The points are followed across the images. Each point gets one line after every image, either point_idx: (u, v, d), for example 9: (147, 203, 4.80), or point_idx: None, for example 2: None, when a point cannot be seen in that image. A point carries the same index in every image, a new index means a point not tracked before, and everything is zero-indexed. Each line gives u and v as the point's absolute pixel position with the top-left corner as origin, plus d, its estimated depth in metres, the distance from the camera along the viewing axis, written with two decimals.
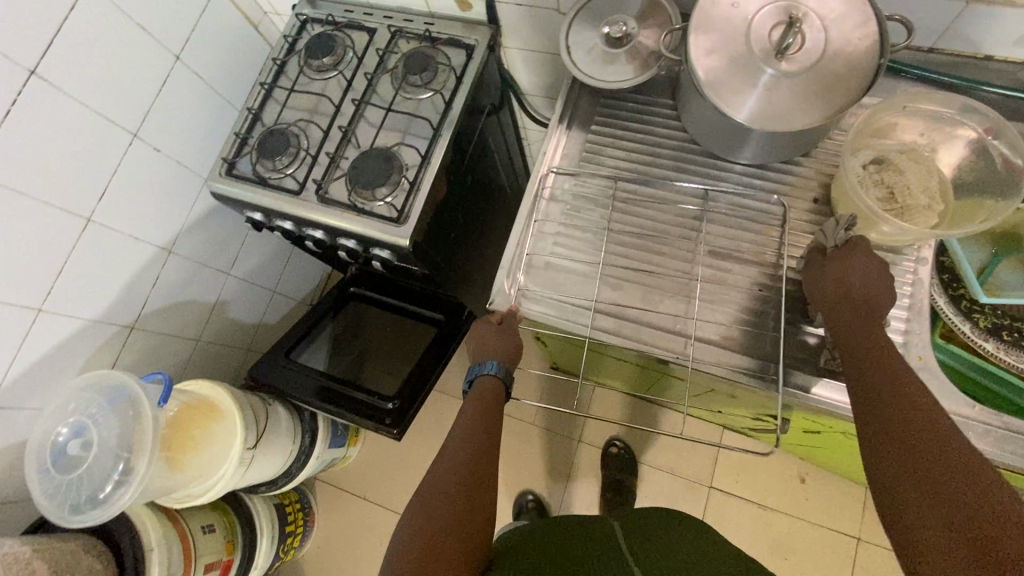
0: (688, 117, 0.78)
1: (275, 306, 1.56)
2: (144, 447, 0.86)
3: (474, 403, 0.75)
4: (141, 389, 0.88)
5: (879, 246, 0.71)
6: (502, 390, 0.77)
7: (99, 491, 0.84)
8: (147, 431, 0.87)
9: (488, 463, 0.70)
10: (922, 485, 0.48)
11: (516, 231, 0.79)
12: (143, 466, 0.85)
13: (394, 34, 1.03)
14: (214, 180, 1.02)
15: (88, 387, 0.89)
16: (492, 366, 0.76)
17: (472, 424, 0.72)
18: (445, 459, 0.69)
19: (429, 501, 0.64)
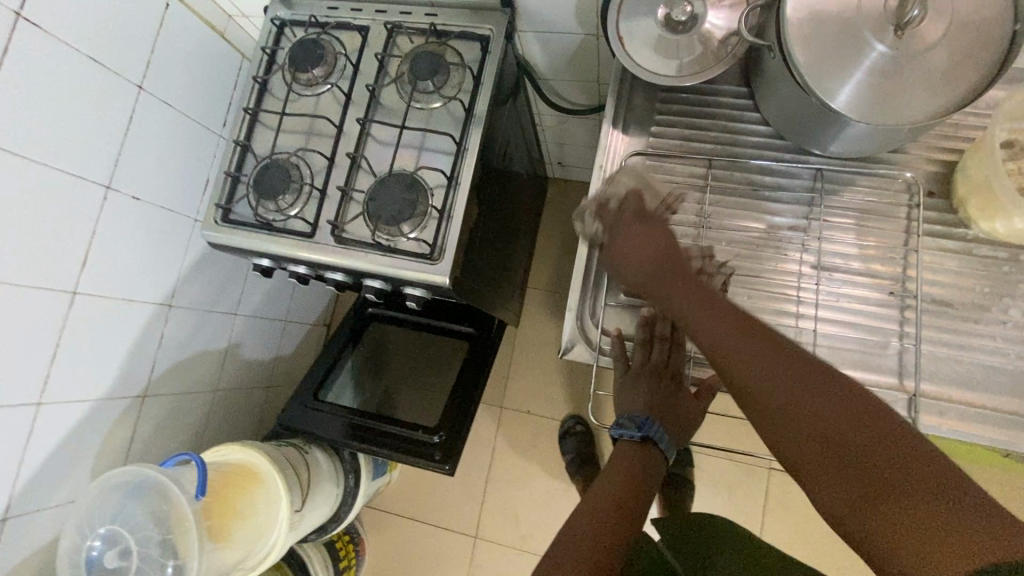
0: (770, 108, 0.66)
1: (289, 335, 1.44)
2: (189, 545, 0.77)
3: (614, 460, 0.64)
4: (172, 482, 0.79)
5: (1011, 244, 0.61)
6: (656, 451, 0.65)
7: None
8: (189, 527, 0.78)
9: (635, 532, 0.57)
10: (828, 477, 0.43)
11: (581, 268, 0.68)
12: (193, 565, 0.77)
13: (391, 32, 0.88)
14: (210, 229, 0.88)
15: (116, 488, 0.79)
16: (648, 427, 0.63)
17: (619, 476, 0.61)
18: (588, 510, 0.58)
19: (571, 552, 0.53)
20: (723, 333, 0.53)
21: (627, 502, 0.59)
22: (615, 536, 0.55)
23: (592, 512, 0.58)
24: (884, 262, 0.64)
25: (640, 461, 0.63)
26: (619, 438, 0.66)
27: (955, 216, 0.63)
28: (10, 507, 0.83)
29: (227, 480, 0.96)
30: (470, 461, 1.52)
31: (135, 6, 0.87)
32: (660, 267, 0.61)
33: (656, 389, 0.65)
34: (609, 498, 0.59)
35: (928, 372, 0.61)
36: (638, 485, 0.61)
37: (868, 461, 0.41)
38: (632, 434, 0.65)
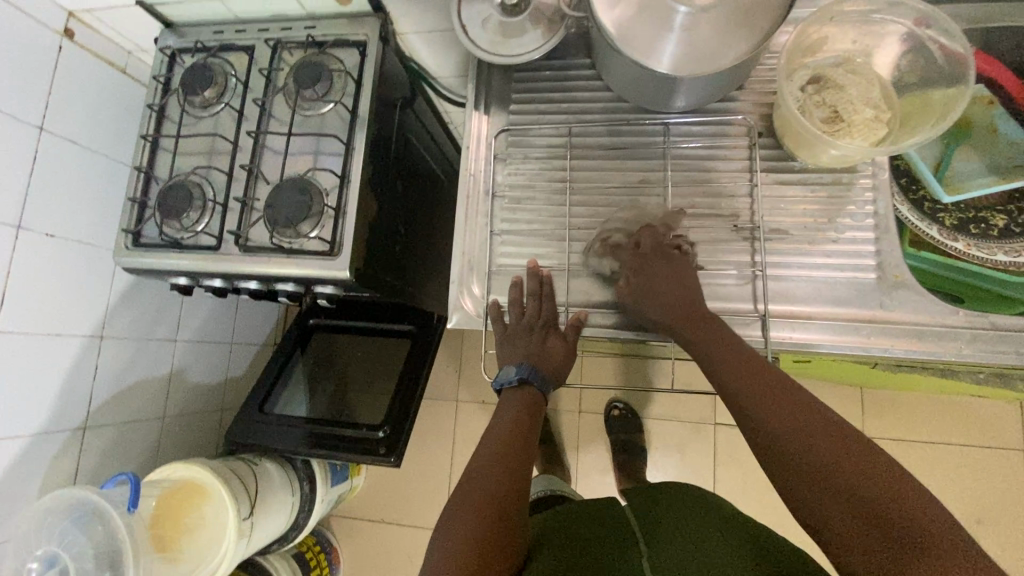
0: (609, 74, 0.72)
1: (237, 357, 1.47)
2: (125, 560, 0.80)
3: (500, 409, 0.68)
4: (103, 501, 0.81)
5: (832, 169, 0.67)
6: (537, 394, 0.68)
7: None
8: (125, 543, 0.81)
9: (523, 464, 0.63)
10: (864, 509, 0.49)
11: (457, 242, 0.73)
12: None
13: (274, 48, 0.92)
14: (122, 255, 0.92)
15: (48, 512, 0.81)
16: (519, 370, 0.68)
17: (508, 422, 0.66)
18: (483, 452, 0.64)
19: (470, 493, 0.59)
20: (743, 387, 0.58)
21: (518, 452, 0.63)
22: (508, 490, 0.60)
23: (487, 464, 0.62)
24: (727, 200, 0.69)
25: (524, 405, 0.68)
26: (501, 388, 0.70)
27: (783, 151, 0.69)
28: None
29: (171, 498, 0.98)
30: (432, 457, 1.55)
31: (24, 50, 0.91)
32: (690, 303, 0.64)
33: (530, 336, 0.69)
34: (502, 448, 0.63)
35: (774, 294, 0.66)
36: (526, 425, 0.66)
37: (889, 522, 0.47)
38: (512, 378, 0.68)
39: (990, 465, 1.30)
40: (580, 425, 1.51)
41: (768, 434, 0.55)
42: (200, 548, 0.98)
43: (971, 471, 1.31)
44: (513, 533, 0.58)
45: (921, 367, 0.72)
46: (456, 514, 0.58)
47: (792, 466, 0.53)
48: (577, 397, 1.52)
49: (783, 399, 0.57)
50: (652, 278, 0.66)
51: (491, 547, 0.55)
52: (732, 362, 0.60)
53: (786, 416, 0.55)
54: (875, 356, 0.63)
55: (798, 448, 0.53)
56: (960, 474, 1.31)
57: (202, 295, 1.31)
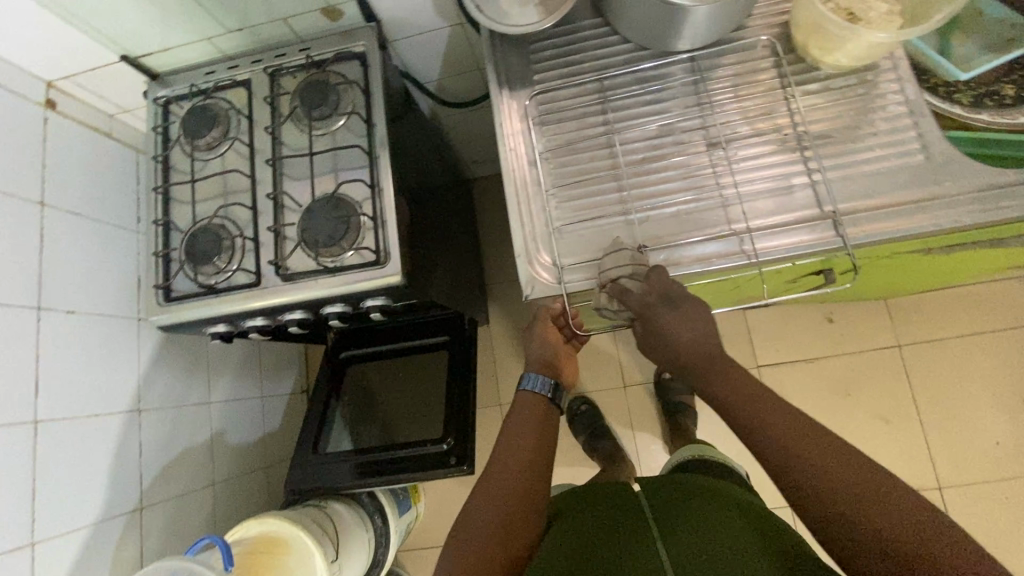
0: (624, 25, 0.74)
1: (271, 410, 1.41)
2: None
3: (518, 407, 0.81)
4: (200, 566, 0.76)
5: (856, 68, 0.71)
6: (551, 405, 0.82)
7: None
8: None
9: (542, 457, 0.77)
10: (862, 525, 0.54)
11: (515, 215, 0.73)
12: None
13: (273, 75, 0.92)
14: (156, 313, 0.88)
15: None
16: (535, 380, 0.83)
17: (525, 431, 0.78)
18: (508, 438, 0.78)
19: (498, 474, 0.75)
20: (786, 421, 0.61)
21: (534, 447, 0.77)
22: (521, 499, 0.72)
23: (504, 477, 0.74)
24: (765, 119, 0.72)
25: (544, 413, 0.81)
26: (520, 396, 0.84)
27: (805, 63, 0.72)
28: None
29: (253, 556, 0.92)
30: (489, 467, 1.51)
31: (13, 126, 0.87)
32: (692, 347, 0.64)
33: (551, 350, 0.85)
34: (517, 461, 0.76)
35: (837, 195, 0.68)
36: (544, 435, 0.79)
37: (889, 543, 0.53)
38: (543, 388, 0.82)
39: (1019, 343, 1.37)
40: (628, 400, 1.51)
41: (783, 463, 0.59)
42: None
43: (1001, 357, 1.37)
44: (524, 527, 0.72)
45: (974, 241, 0.76)
46: (484, 490, 0.74)
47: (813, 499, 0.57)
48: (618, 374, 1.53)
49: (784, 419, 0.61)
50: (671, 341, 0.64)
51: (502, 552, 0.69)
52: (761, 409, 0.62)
53: (801, 442, 0.59)
54: (943, 230, 0.66)
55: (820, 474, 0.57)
56: (994, 359, 1.37)
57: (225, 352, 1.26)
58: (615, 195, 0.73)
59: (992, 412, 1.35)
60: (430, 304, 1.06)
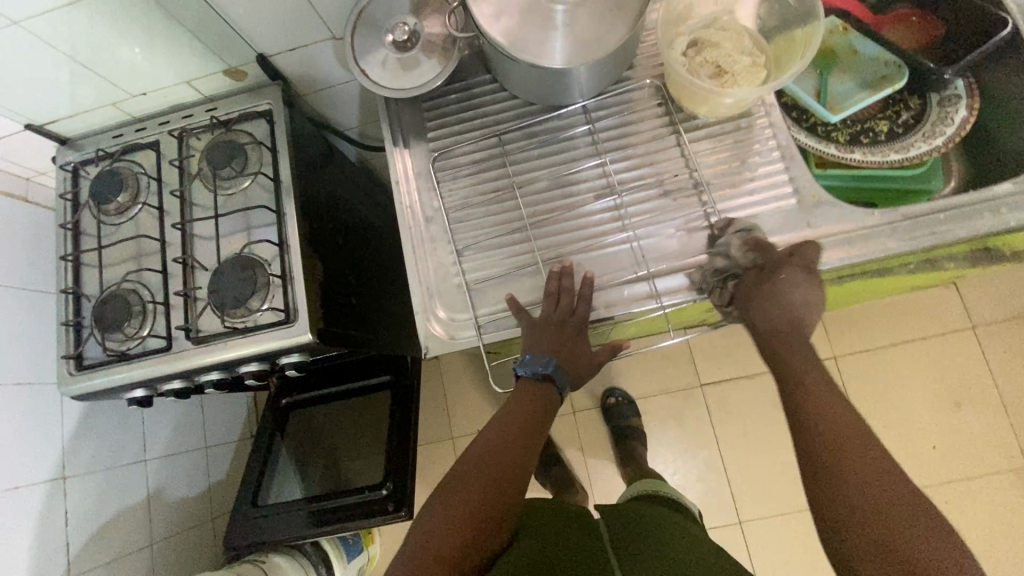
0: (509, 83, 0.76)
1: (216, 459, 1.40)
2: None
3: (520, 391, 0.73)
4: None
5: (731, 116, 0.73)
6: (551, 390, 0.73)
7: None
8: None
9: (525, 445, 0.70)
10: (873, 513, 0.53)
11: (412, 273, 0.74)
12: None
13: (180, 137, 0.92)
14: (68, 383, 0.87)
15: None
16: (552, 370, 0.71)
17: (516, 409, 0.72)
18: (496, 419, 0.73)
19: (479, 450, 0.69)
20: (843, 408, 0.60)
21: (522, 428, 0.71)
22: (496, 470, 0.67)
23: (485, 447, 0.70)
24: (648, 168, 0.74)
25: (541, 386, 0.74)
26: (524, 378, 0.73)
27: (684, 112, 0.75)
28: None
29: None
30: None
31: None
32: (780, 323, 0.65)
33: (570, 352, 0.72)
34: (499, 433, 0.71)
35: (717, 239, 0.70)
36: (538, 412, 0.72)
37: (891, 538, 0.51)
38: (537, 371, 0.71)
39: (948, 349, 1.41)
40: (579, 425, 1.52)
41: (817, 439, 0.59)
42: None
43: (933, 364, 1.41)
44: (496, 502, 0.65)
45: (862, 273, 0.78)
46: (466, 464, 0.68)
47: (836, 476, 0.56)
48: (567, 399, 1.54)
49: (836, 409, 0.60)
50: (769, 303, 0.65)
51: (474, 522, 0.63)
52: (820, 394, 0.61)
53: (831, 438, 0.58)
54: (817, 271, 0.68)
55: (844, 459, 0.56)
56: (927, 365, 1.41)
57: (162, 408, 1.24)
58: (508, 249, 0.75)
59: (928, 418, 1.39)
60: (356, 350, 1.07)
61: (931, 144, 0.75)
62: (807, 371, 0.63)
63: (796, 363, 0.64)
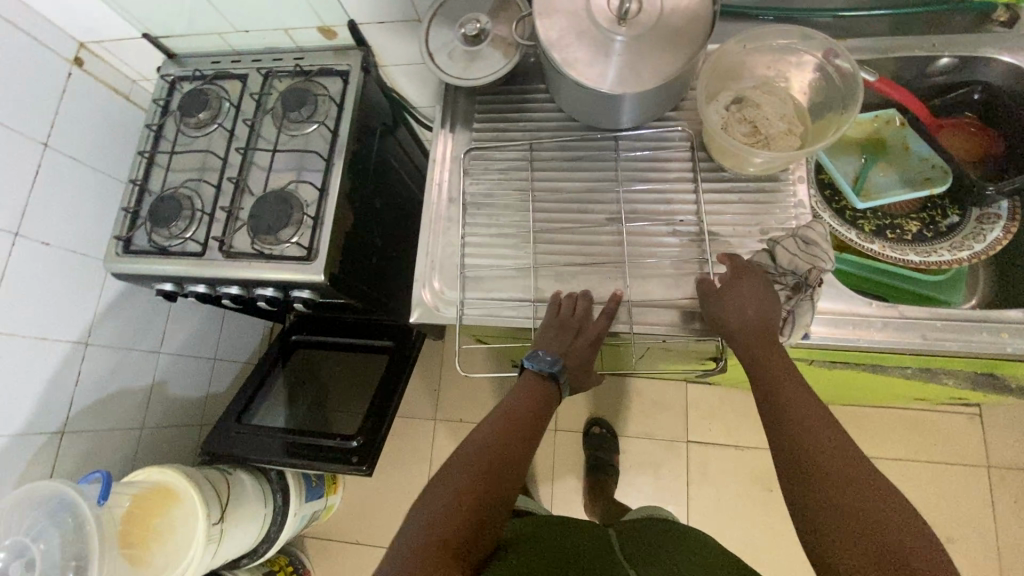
0: (558, 97, 0.80)
1: (220, 373, 1.50)
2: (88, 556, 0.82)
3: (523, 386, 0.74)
4: (78, 494, 0.84)
5: (757, 177, 0.75)
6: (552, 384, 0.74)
7: None
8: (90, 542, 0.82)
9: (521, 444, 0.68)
10: (850, 517, 0.52)
11: (422, 243, 0.80)
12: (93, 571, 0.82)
13: (265, 76, 1.02)
14: (112, 261, 0.98)
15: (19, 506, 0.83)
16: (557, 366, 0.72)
17: (523, 399, 0.72)
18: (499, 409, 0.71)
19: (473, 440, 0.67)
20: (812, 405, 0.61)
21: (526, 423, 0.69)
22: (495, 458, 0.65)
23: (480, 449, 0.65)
24: (663, 206, 0.77)
25: (542, 391, 0.73)
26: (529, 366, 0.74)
27: (713, 163, 0.77)
28: None
29: (143, 501, 0.99)
30: (409, 476, 1.56)
31: (38, 76, 1.00)
32: (751, 325, 0.65)
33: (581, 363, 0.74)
34: (494, 439, 0.67)
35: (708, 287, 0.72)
36: (538, 402, 0.72)
37: (871, 535, 0.50)
38: (543, 369, 0.72)
39: (954, 480, 1.34)
40: (557, 443, 1.54)
41: (787, 432, 0.59)
42: (164, 554, 0.98)
43: (934, 490, 1.33)
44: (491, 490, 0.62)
45: (853, 364, 0.78)
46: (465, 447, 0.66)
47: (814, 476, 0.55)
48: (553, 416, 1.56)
49: (808, 408, 0.60)
50: (741, 301, 0.66)
51: (480, 511, 0.60)
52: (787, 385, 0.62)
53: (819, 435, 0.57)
54: (799, 344, 0.69)
55: (817, 458, 0.56)
56: (926, 491, 1.34)
57: (187, 311, 1.35)
58: (514, 245, 0.79)
59: None
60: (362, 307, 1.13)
61: (956, 254, 0.74)
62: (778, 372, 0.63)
63: (765, 359, 0.63)
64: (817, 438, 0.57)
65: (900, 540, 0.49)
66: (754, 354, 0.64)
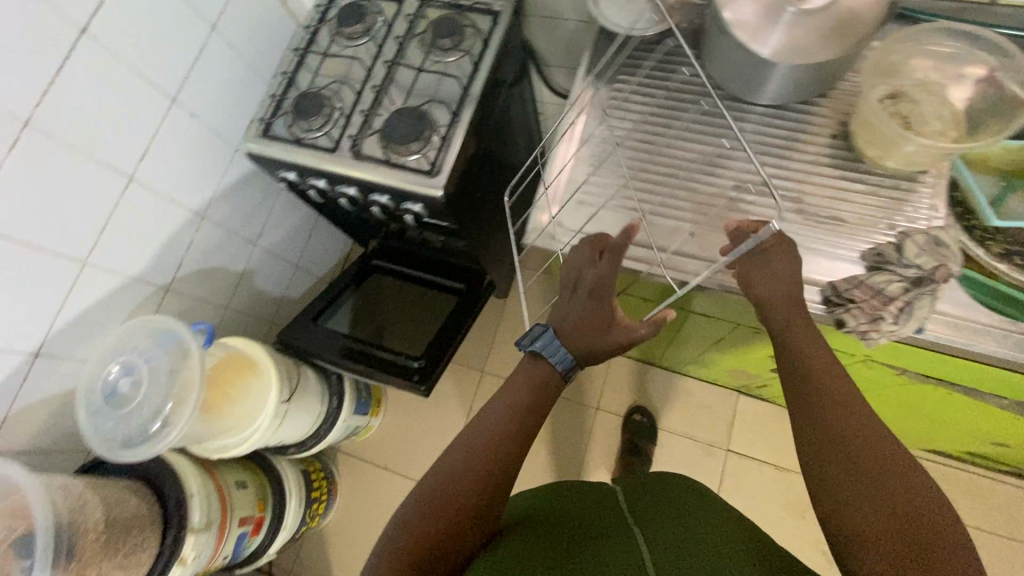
0: (710, 62, 0.82)
1: (298, 279, 1.59)
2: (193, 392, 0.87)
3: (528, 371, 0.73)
4: (190, 336, 0.90)
5: (896, 174, 0.76)
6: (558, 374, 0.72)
7: (149, 428, 0.86)
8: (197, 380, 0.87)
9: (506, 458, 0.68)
10: (884, 507, 0.57)
11: (547, 172, 0.83)
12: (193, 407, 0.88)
13: (422, 2, 1.09)
14: (251, 140, 1.06)
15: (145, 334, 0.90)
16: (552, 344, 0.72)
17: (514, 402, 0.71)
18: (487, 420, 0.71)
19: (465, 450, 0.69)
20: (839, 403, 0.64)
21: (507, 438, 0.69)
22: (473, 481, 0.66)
23: (458, 459, 0.68)
24: (793, 184, 0.78)
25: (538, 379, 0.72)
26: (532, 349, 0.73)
27: (853, 153, 0.78)
28: (42, 345, 0.96)
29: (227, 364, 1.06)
30: (448, 419, 1.61)
31: None
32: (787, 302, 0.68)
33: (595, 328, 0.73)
34: (472, 453, 0.68)
35: (826, 268, 0.73)
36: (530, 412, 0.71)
37: (904, 521, 0.55)
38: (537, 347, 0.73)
39: (1001, 552, 1.29)
40: (596, 422, 1.56)
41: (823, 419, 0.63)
42: (233, 416, 1.06)
43: (979, 554, 1.29)
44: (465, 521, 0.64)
45: (950, 379, 0.77)
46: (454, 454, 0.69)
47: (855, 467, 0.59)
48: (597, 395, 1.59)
49: (848, 396, 0.64)
50: (776, 278, 0.69)
51: (456, 533, 0.63)
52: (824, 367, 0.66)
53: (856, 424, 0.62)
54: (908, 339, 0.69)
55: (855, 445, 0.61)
56: None
57: (286, 212, 1.46)
58: (637, 192, 0.80)
59: None
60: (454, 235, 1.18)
61: None
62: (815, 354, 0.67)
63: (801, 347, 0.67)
64: (857, 434, 0.61)
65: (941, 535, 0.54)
66: (794, 338, 0.68)
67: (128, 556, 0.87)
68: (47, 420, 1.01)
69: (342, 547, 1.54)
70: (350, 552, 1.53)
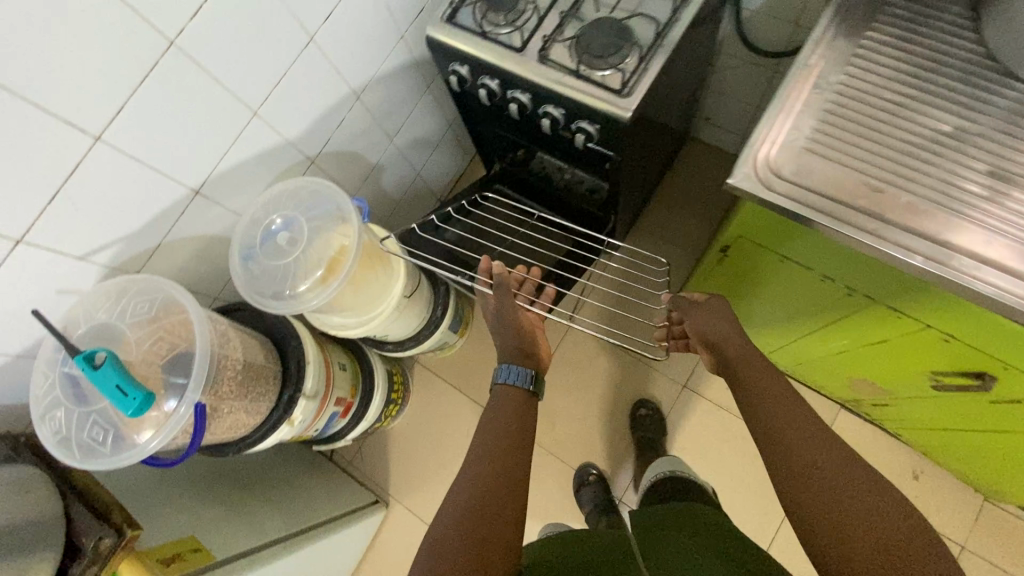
0: (995, 26, 0.72)
1: (414, 187, 1.59)
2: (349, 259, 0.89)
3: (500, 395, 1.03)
4: (353, 213, 0.90)
5: None
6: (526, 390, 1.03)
7: (295, 286, 0.88)
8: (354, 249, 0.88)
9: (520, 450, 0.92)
10: (849, 530, 0.65)
11: (773, 109, 0.75)
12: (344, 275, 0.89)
13: None
14: (434, 24, 1.01)
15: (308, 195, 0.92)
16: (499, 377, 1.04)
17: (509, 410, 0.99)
18: (487, 434, 0.94)
19: (487, 454, 0.90)
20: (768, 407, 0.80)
21: (513, 442, 0.92)
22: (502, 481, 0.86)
23: (483, 458, 0.90)
24: None
25: (519, 398, 1.02)
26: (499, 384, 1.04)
27: None
28: (204, 183, 0.97)
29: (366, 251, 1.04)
30: None
31: None
32: (724, 345, 0.90)
33: (513, 346, 1.12)
34: (499, 451, 0.91)
35: None
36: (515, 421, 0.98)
37: (870, 536, 0.64)
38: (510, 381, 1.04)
39: None
40: (678, 398, 1.52)
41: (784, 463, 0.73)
42: (356, 300, 1.06)
43: None
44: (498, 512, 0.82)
45: None
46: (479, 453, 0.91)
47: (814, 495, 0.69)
48: (684, 372, 1.54)
49: (800, 438, 0.75)
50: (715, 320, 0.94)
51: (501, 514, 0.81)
52: (782, 410, 0.78)
53: (805, 463, 0.72)
54: None
55: (809, 476, 0.71)
56: None
57: (424, 115, 1.45)
58: (871, 154, 0.73)
59: None
60: (607, 171, 1.14)
61: None
62: (770, 402, 0.80)
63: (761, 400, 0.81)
64: (815, 470, 0.71)
65: (906, 545, 0.63)
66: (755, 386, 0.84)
67: (252, 401, 0.90)
68: (190, 258, 1.04)
69: (402, 451, 1.59)
70: (408, 457, 1.58)
